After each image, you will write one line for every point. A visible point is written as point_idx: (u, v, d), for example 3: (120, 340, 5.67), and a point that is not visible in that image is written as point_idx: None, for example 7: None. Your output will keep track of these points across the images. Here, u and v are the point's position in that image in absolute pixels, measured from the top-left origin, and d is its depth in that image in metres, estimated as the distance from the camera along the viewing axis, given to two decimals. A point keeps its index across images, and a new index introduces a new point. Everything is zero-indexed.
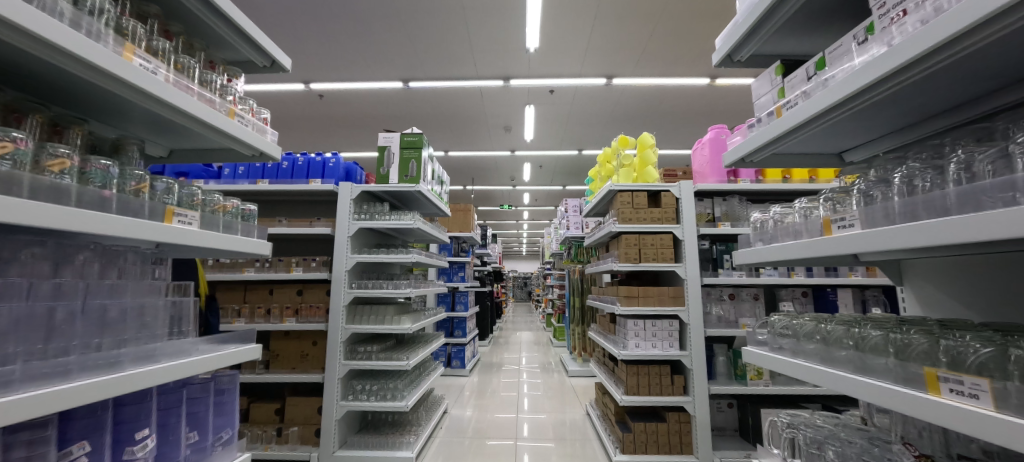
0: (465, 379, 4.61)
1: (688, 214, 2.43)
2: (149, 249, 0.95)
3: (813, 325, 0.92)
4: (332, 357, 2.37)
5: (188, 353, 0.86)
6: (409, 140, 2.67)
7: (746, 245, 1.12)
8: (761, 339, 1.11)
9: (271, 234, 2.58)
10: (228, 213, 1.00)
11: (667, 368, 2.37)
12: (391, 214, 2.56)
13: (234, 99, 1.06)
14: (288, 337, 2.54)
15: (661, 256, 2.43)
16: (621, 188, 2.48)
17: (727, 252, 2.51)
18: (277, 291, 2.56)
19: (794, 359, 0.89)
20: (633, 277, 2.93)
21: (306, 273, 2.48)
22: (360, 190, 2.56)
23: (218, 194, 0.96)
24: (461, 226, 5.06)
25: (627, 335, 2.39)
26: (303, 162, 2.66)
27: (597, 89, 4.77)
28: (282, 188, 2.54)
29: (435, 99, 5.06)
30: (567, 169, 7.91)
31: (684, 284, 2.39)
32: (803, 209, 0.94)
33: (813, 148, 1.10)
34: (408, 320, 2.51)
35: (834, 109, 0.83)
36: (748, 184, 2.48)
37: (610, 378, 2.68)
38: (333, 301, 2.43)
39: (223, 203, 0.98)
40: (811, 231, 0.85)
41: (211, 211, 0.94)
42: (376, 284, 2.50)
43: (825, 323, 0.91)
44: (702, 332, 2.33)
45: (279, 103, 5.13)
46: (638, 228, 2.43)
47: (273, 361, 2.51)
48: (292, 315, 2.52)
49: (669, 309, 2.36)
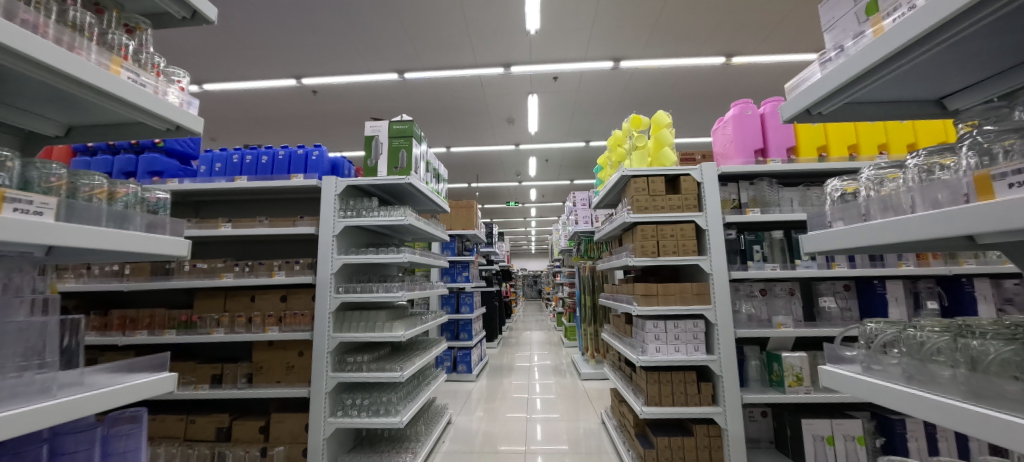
0: (472, 384, 4.37)
1: (712, 199, 2.13)
2: (35, 255, 0.76)
3: (949, 340, 0.61)
4: (318, 369, 2.16)
5: (50, 393, 0.63)
6: (398, 128, 2.43)
7: (820, 226, 0.85)
8: (849, 356, 0.80)
9: (252, 235, 2.39)
10: (117, 200, 0.76)
11: (693, 375, 2.09)
12: (380, 210, 2.33)
13: (126, 51, 0.79)
14: (271, 347, 2.33)
15: (683, 248, 2.14)
16: (634, 173, 2.20)
17: (756, 243, 2.21)
18: (259, 298, 2.36)
19: (912, 388, 0.60)
20: (649, 273, 2.66)
21: (289, 278, 2.27)
22: (346, 184, 2.33)
23: (96, 175, 0.71)
24: (464, 223, 4.82)
25: (646, 338, 2.11)
26: (284, 155, 2.44)
27: (604, 73, 4.46)
28: (261, 185, 2.34)
29: (434, 91, 4.83)
30: (574, 162, 7.61)
31: (710, 279, 2.11)
32: (919, 169, 0.64)
33: (905, 91, 0.82)
34: (402, 327, 2.28)
35: (977, 11, 0.54)
36: (779, 164, 2.20)
37: (627, 386, 2.40)
38: (318, 308, 2.21)
39: (106, 187, 0.73)
40: (946, 198, 0.56)
41: (84, 199, 0.69)
42: (365, 287, 2.27)
43: (968, 336, 0.60)
44: (732, 333, 2.04)
45: (272, 100, 4.97)
46: (655, 217, 2.15)
47: (257, 374, 2.31)
48: (276, 324, 2.31)
49: (693, 308, 2.08)
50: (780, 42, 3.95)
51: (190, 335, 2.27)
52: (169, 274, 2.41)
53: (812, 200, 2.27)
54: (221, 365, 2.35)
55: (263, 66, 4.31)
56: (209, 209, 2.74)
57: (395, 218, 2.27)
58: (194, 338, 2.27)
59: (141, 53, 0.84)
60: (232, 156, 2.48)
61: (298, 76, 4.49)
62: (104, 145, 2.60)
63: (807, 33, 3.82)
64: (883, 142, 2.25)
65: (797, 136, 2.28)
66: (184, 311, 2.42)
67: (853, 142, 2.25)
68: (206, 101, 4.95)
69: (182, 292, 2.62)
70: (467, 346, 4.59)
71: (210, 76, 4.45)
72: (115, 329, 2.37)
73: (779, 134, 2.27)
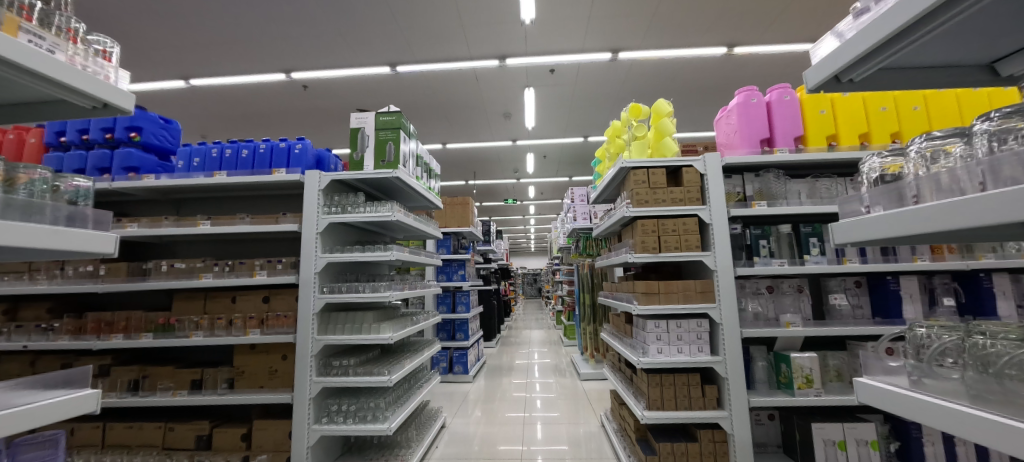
0: (468, 385, 4.26)
1: (715, 192, 2.02)
2: None
3: None
4: (301, 374, 2.04)
5: None
6: (384, 120, 2.31)
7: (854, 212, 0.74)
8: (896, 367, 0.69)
9: (231, 233, 2.28)
10: (18, 188, 0.68)
11: (696, 377, 1.98)
12: (366, 205, 2.21)
13: (29, 8, 0.66)
14: (254, 351, 2.22)
15: (686, 243, 2.02)
16: (633, 165, 2.08)
17: (763, 237, 2.10)
18: (241, 299, 2.25)
19: (980, 409, 0.49)
20: (650, 271, 2.54)
21: (270, 278, 2.16)
22: (330, 179, 2.21)
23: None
24: (459, 220, 4.71)
25: (647, 339, 2.00)
26: (265, 148, 2.33)
27: (602, 65, 4.34)
28: (241, 180, 2.23)
29: (427, 85, 4.70)
30: (573, 158, 7.48)
31: (715, 276, 2.00)
32: (988, 135, 0.54)
33: (950, 52, 0.70)
34: (390, 328, 2.16)
35: None
36: (787, 154, 2.09)
37: (627, 389, 2.29)
38: (302, 309, 2.10)
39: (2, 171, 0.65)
40: None
41: None
42: (351, 287, 2.16)
43: None
44: (738, 333, 1.93)
45: (262, 95, 4.85)
46: (657, 211, 2.03)
47: (239, 379, 2.20)
48: (257, 326, 2.20)
49: (696, 307, 1.97)
50: (783, 31, 3.83)
51: (168, 338, 2.16)
52: (146, 275, 2.30)
53: (822, 192, 2.16)
54: (202, 370, 2.24)
55: (250, 60, 4.18)
56: (190, 206, 2.63)
57: (381, 213, 2.15)
58: (172, 341, 2.16)
59: (53, 15, 0.71)
60: (211, 150, 2.36)
61: (288, 70, 4.37)
62: (76, 140, 2.48)
63: (811, 21, 3.70)
64: (896, 130, 2.13)
65: (806, 124, 2.16)
66: (162, 314, 2.31)
67: (863, 131, 2.14)
68: (195, 97, 4.83)
69: (163, 293, 2.51)
70: (464, 346, 4.48)
71: (197, 70, 4.33)
72: (90, 333, 2.25)
73: (787, 122, 2.15)
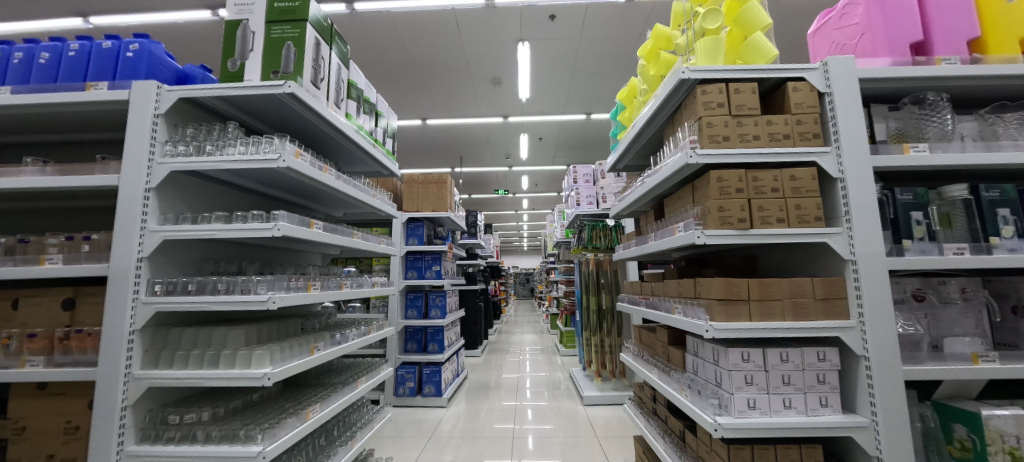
0: (441, 411, 3.32)
1: (849, 122, 1.14)
2: None
3: None
4: (95, 444, 1.10)
5: None
6: (280, 8, 1.36)
7: None
8: None
9: (12, 190, 1.33)
10: None
11: (816, 454, 1.09)
12: (241, 144, 1.29)
13: None
14: (44, 393, 1.30)
15: (798, 210, 1.13)
16: (702, 76, 1.20)
17: (917, 207, 1.23)
18: (26, 304, 1.32)
19: None
20: (700, 266, 1.68)
21: (61, 267, 1.22)
22: (178, 97, 1.28)
23: None
24: (434, 202, 3.79)
25: (728, 382, 1.12)
26: (78, 51, 1.38)
27: (614, 9, 3.45)
28: (26, 100, 1.29)
29: (396, 34, 3.77)
30: (573, 140, 6.65)
31: (850, 271, 1.12)
32: None
33: None
34: (275, 355, 1.24)
35: None
36: (959, 64, 1.24)
37: (674, 453, 1.41)
38: (104, 325, 1.14)
39: None
40: None
41: None
42: (206, 284, 1.22)
43: None
44: (899, 375, 1.05)
45: (191, 42, 3.88)
46: (745, 154, 1.14)
47: (13, 443, 1.27)
48: (43, 351, 1.26)
49: (819, 327, 1.09)
50: None
51: None
52: None
53: (1005, 136, 1.30)
54: None
55: None
56: None
57: (264, 156, 1.23)
58: None
59: None
60: None
61: (216, 6, 3.40)
62: None
63: None
64: None
65: (983, 20, 1.31)
66: None
67: None
68: None
69: None
70: (437, 362, 3.53)
71: (97, 5, 3.36)
72: None
73: (953, 17, 1.30)
